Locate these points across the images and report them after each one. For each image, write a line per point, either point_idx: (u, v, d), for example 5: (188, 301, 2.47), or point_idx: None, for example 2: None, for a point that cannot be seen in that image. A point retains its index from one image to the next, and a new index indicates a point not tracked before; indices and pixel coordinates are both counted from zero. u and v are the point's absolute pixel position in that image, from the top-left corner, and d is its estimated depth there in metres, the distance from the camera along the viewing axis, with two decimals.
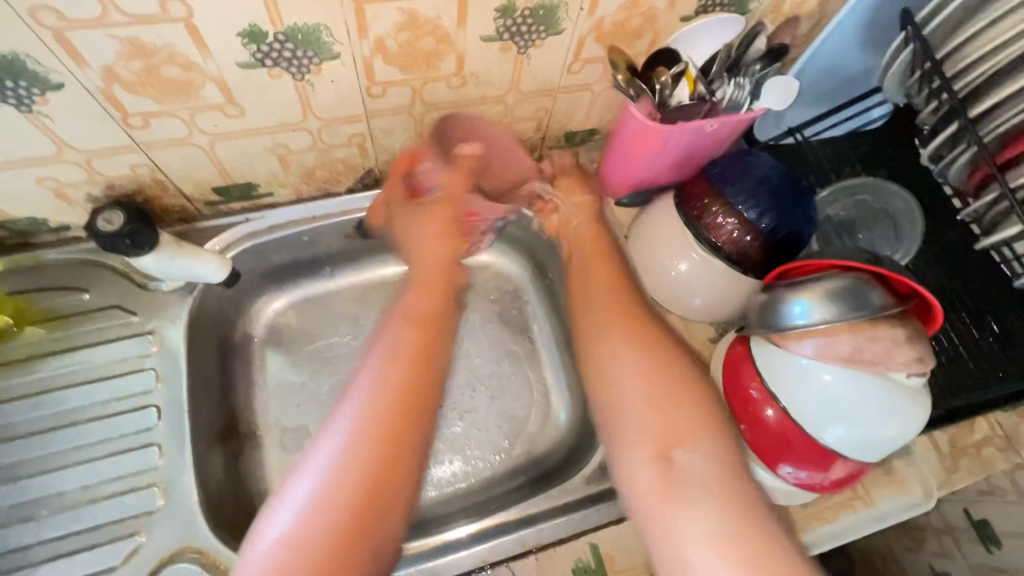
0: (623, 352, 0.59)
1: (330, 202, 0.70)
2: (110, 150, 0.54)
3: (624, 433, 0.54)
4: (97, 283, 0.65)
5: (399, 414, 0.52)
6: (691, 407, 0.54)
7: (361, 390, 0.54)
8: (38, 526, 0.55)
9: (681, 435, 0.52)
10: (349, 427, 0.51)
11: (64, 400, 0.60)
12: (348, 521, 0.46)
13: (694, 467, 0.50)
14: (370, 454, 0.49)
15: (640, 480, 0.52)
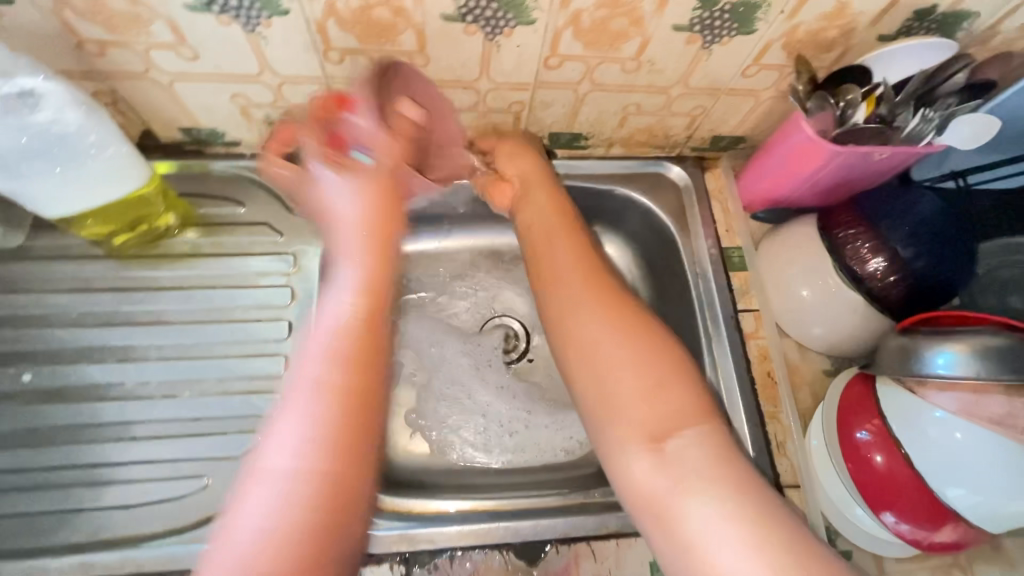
0: (592, 318, 0.52)
1: None
2: (302, 78, 0.58)
3: (616, 421, 0.47)
4: (253, 200, 0.70)
5: (345, 355, 0.44)
6: (669, 381, 0.47)
7: (314, 352, 0.44)
8: (177, 403, 0.61)
9: (671, 417, 0.45)
10: (311, 407, 0.42)
11: (212, 299, 0.66)
12: (335, 507, 0.39)
13: (699, 461, 0.43)
14: (339, 421, 0.41)
15: (627, 470, 0.45)
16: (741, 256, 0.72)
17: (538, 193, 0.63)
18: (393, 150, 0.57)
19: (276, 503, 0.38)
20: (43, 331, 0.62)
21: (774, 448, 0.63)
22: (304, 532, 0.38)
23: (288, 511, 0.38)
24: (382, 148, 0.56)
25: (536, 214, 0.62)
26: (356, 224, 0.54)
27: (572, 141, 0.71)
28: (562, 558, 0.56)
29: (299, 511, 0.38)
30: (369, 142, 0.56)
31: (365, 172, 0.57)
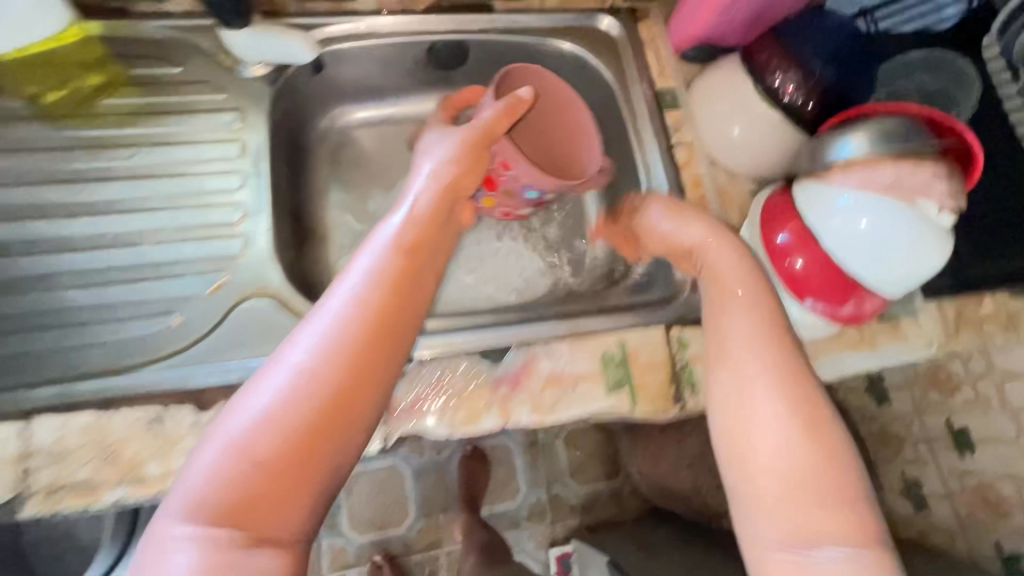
0: (751, 357, 0.49)
1: (407, 19, 0.73)
2: None
3: (754, 481, 0.45)
4: (189, 59, 0.68)
5: (393, 298, 0.43)
6: (820, 433, 0.45)
7: (350, 282, 0.44)
8: (138, 251, 0.62)
9: (827, 483, 0.44)
10: (345, 308, 0.42)
11: (159, 155, 0.66)
12: (291, 469, 0.37)
13: (830, 521, 0.43)
14: (355, 326, 0.41)
15: (750, 514, 0.45)
16: (675, 96, 0.76)
17: (716, 248, 0.57)
18: (499, 120, 0.58)
19: (283, 395, 0.38)
20: None
21: None
22: (283, 446, 0.37)
23: (285, 422, 0.37)
24: (492, 113, 0.58)
25: (725, 270, 0.56)
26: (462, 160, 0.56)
27: None
28: (521, 359, 0.61)
29: (302, 424, 0.38)
30: (482, 114, 0.59)
31: (478, 135, 0.57)
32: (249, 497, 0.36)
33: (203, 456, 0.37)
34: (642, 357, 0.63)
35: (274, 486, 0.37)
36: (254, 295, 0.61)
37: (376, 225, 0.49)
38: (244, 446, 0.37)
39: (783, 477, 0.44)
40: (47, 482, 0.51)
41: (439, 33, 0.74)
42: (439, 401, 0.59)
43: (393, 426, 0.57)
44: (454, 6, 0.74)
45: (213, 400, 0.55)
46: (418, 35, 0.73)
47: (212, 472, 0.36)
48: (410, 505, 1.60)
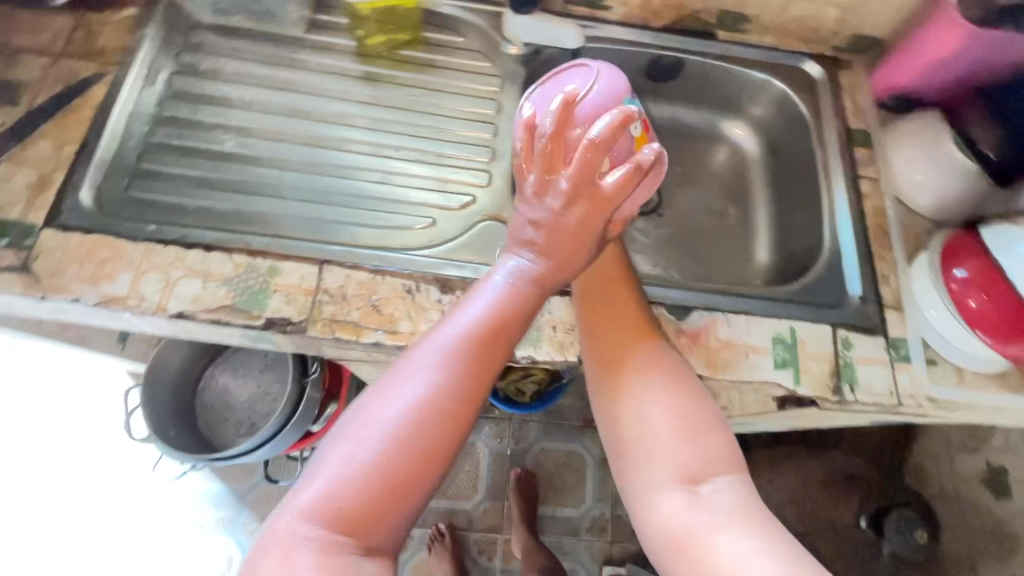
0: (622, 327, 0.62)
1: (644, 33, 0.87)
2: None
3: (643, 437, 0.55)
4: (470, 33, 0.86)
5: (491, 340, 0.55)
6: (689, 394, 0.57)
7: (463, 321, 0.55)
8: (408, 165, 0.78)
9: (699, 424, 0.55)
10: (459, 352, 0.53)
11: (433, 99, 0.82)
12: (402, 477, 0.47)
13: (708, 456, 0.54)
14: (468, 365, 0.53)
15: (645, 464, 0.54)
16: (865, 135, 0.84)
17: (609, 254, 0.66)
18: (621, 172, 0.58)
19: (400, 420, 0.49)
20: (311, 100, 0.79)
21: (880, 279, 0.76)
22: (406, 462, 0.47)
23: (405, 441, 0.48)
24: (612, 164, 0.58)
25: (615, 276, 0.65)
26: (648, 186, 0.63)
27: (735, 23, 0.86)
28: (703, 320, 0.70)
29: (423, 444, 0.48)
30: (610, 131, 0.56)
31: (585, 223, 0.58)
32: (383, 484, 0.47)
33: (343, 453, 0.48)
34: (808, 346, 0.70)
35: (404, 475, 0.47)
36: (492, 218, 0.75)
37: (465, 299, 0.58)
38: (373, 449, 0.47)
39: (659, 418, 0.55)
40: (327, 314, 0.65)
41: (666, 48, 0.88)
42: None
43: None
44: (684, 29, 0.88)
45: (453, 286, 0.68)
46: (649, 47, 0.88)
47: (325, 482, 0.47)
48: (481, 484, 1.67)
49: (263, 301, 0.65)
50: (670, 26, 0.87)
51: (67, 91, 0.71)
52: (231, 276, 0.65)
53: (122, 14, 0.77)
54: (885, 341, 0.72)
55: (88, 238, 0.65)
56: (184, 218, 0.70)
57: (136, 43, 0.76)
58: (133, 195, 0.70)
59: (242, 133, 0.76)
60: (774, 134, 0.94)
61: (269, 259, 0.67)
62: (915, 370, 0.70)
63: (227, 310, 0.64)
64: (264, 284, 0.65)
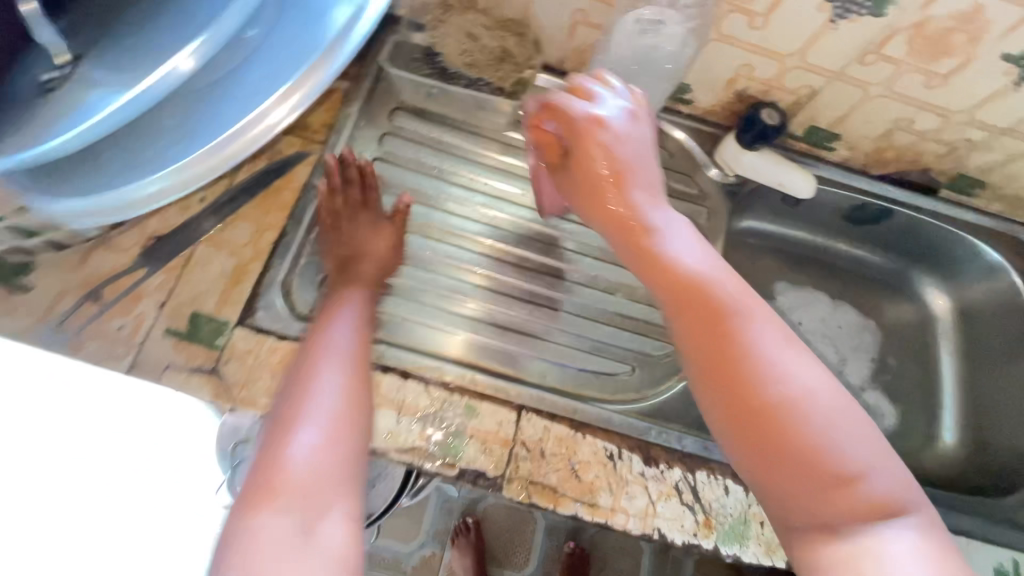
0: (751, 331, 0.46)
1: (860, 178, 0.80)
2: (818, 68, 0.66)
3: (807, 465, 0.42)
4: (677, 150, 0.79)
5: (360, 351, 0.57)
6: (841, 400, 0.44)
7: (341, 368, 0.54)
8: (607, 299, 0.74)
9: (829, 433, 0.42)
10: (338, 376, 0.54)
11: None
12: (318, 480, 0.47)
13: (857, 489, 0.41)
14: (354, 387, 0.53)
15: (808, 499, 0.42)
16: None
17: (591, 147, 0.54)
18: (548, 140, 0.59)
19: (281, 418, 0.51)
20: (507, 208, 0.76)
21: None
22: (328, 474, 0.48)
23: (319, 443, 0.49)
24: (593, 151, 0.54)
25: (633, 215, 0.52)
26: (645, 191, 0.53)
27: (966, 187, 0.79)
28: None
29: (346, 443, 0.50)
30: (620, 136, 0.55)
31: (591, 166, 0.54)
32: (323, 492, 0.47)
33: (276, 470, 0.47)
34: None
35: (328, 482, 0.47)
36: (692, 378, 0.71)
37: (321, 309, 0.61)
38: (300, 467, 0.47)
39: (818, 441, 0.42)
40: (525, 473, 0.59)
41: (880, 197, 0.81)
42: None
43: None
44: (904, 180, 0.80)
45: (656, 458, 0.62)
46: (861, 192, 0.81)
47: (253, 511, 0.46)
48: (533, 557, 1.54)
49: (458, 447, 0.59)
50: (891, 175, 0.80)
51: (270, 169, 0.66)
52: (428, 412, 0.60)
53: (330, 86, 0.71)
54: None
55: (283, 344, 0.60)
56: (374, 328, 0.66)
57: (342, 121, 0.70)
58: (326, 295, 0.66)
59: (441, 237, 0.72)
60: (974, 302, 0.85)
61: (466, 397, 0.61)
62: None
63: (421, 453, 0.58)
64: (459, 427, 0.60)
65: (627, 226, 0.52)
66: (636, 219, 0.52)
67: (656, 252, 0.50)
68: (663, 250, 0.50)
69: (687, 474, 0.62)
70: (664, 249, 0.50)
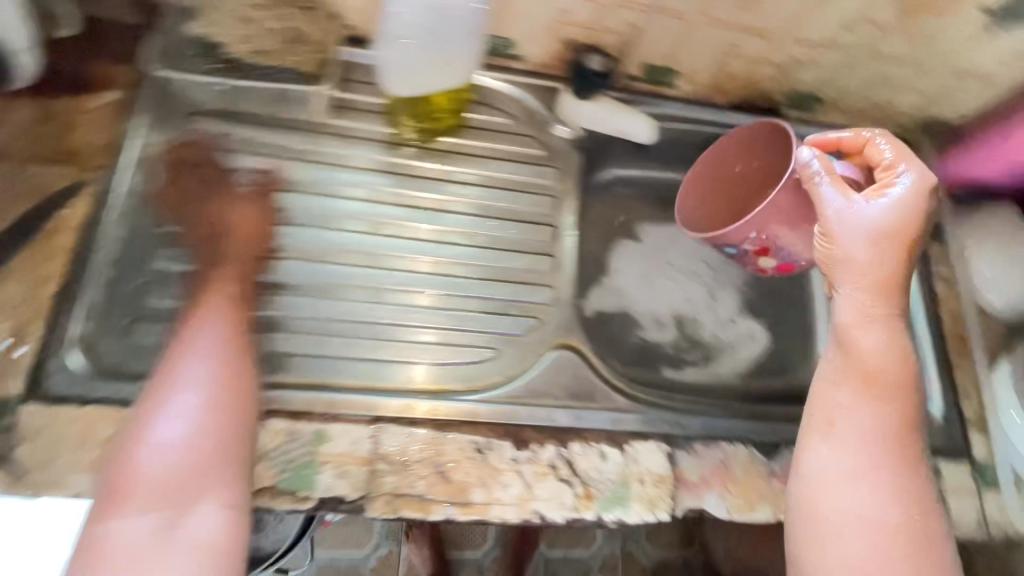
0: (848, 449, 0.50)
1: (706, 111, 0.78)
2: (631, 4, 0.62)
3: (828, 528, 0.48)
4: (517, 113, 0.75)
5: (239, 287, 0.59)
6: (914, 543, 0.47)
7: (209, 327, 0.54)
8: (461, 283, 0.69)
9: (897, 482, 0.49)
10: (219, 320, 0.55)
11: (481, 198, 0.73)
12: (193, 467, 0.48)
13: (908, 536, 0.48)
14: (221, 323, 0.55)
15: (814, 544, 0.49)
16: (936, 228, 0.79)
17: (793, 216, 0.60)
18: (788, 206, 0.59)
19: (155, 413, 0.49)
20: (338, 203, 0.68)
21: (960, 393, 0.72)
22: (218, 416, 0.50)
23: (196, 435, 0.49)
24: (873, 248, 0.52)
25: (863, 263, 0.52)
26: (867, 278, 0.52)
27: (807, 103, 0.78)
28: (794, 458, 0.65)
29: (218, 426, 0.49)
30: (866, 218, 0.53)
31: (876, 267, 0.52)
32: (196, 488, 0.47)
33: (134, 465, 0.47)
34: None
35: (213, 460, 0.48)
36: (562, 346, 0.68)
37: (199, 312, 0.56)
38: (160, 462, 0.47)
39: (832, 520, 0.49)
40: (389, 488, 0.56)
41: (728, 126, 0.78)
42: (721, 482, 0.62)
43: (680, 499, 0.61)
44: (748, 106, 0.79)
45: (527, 439, 0.60)
46: (710, 124, 0.78)
47: (135, 521, 0.45)
48: None
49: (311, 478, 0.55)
50: (734, 103, 0.78)
51: (38, 210, 0.57)
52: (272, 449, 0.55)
53: (102, 99, 0.62)
54: (972, 467, 0.69)
55: (84, 410, 0.52)
56: None
57: (123, 137, 0.62)
58: (135, 340, 0.57)
59: (266, 251, 0.64)
60: None
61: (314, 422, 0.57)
62: (1006, 497, 0.67)
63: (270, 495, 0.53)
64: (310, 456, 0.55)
65: (880, 277, 0.52)
66: (879, 269, 0.52)
67: (861, 350, 0.52)
68: (857, 342, 0.52)
69: (561, 449, 0.60)
70: (843, 235, 0.53)
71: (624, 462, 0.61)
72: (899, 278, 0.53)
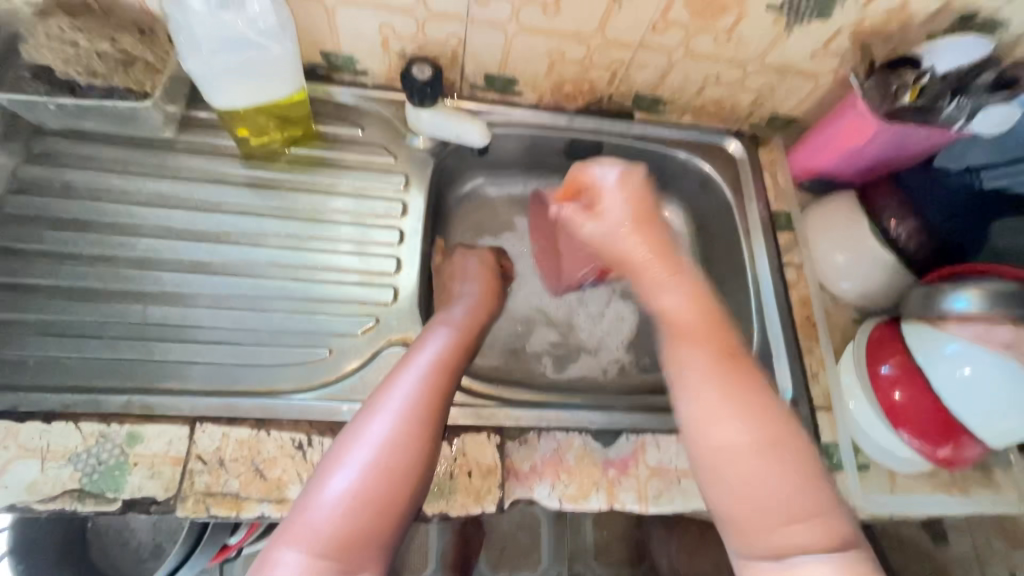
0: (706, 385, 0.50)
1: (558, 117, 0.81)
2: (447, 15, 0.66)
3: (725, 463, 0.48)
4: (370, 123, 0.78)
5: (447, 368, 0.59)
6: (797, 458, 0.47)
7: (418, 366, 0.58)
8: (303, 285, 0.70)
9: (779, 436, 0.48)
10: (412, 383, 0.56)
11: (330, 203, 0.74)
12: (382, 502, 0.49)
13: (801, 499, 0.46)
14: (428, 397, 0.55)
15: (732, 512, 0.48)
16: (788, 219, 0.82)
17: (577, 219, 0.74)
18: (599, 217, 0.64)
19: (355, 471, 0.49)
20: (182, 213, 0.69)
21: (810, 377, 0.73)
22: (403, 461, 0.50)
23: (372, 468, 0.49)
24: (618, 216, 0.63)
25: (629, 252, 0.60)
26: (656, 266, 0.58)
27: (651, 104, 0.81)
28: (632, 445, 0.65)
29: (398, 471, 0.50)
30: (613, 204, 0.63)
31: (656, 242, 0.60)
32: (347, 525, 0.47)
33: (359, 506, 0.48)
34: None
35: (383, 500, 0.49)
36: (403, 342, 0.68)
37: (389, 378, 0.57)
38: (347, 507, 0.47)
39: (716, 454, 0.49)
40: (200, 487, 0.55)
41: (582, 130, 0.82)
42: (555, 473, 0.62)
43: (509, 490, 0.60)
44: (599, 112, 0.82)
45: None
46: (563, 129, 0.82)
47: (296, 559, 0.45)
48: None
49: (119, 479, 0.54)
50: (585, 109, 0.82)
51: None
52: (79, 451, 0.55)
53: None
54: (819, 449, 0.69)
55: None
56: (19, 376, 0.58)
57: None
58: None
59: (100, 261, 0.66)
60: (701, 212, 0.89)
61: (127, 424, 0.57)
62: (850, 480, 0.68)
63: (72, 497, 0.53)
64: (120, 457, 0.55)
65: (625, 262, 0.61)
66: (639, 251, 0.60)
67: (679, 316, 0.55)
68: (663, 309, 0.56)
69: None
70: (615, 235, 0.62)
71: (451, 455, 0.61)
72: (644, 220, 0.62)
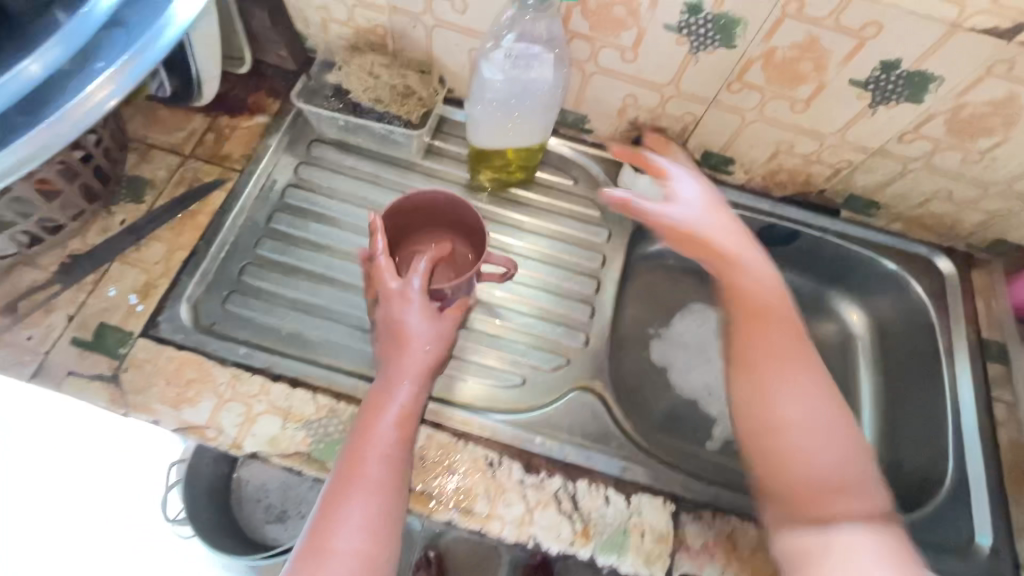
0: (800, 379, 0.57)
1: (762, 201, 0.83)
2: (694, 96, 0.71)
3: (788, 446, 0.54)
4: (582, 178, 0.84)
5: (394, 480, 0.52)
6: (852, 449, 0.55)
7: (360, 482, 0.51)
8: (503, 313, 0.75)
9: (842, 428, 0.56)
10: (362, 507, 0.50)
11: (536, 243, 0.80)
12: None
13: (846, 475, 0.54)
14: (382, 516, 0.50)
15: (795, 494, 0.53)
16: (1001, 349, 0.76)
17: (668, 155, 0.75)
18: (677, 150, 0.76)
19: None
20: None
21: (1015, 530, 0.66)
22: None
23: None
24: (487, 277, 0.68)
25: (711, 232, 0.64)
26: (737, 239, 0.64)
27: (863, 206, 0.80)
28: None
29: None
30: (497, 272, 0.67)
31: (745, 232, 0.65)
32: None
33: None
34: None
35: None
36: (584, 389, 0.71)
37: (336, 493, 0.51)
38: None
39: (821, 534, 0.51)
40: None
41: (784, 217, 0.82)
42: (725, 557, 0.61)
43: (678, 562, 0.60)
44: (804, 203, 0.83)
45: (537, 465, 0.63)
46: (766, 213, 0.82)
47: None
48: None
49: (339, 453, 0.61)
50: (791, 198, 0.82)
51: (187, 195, 0.73)
52: (312, 419, 0.62)
53: (253, 121, 0.80)
54: None
55: (179, 355, 0.64)
56: (273, 341, 0.68)
57: (261, 151, 0.78)
58: (230, 309, 0.70)
59: (343, 257, 0.75)
60: (893, 322, 0.85)
61: (352, 405, 0.64)
62: None
63: (302, 459, 0.60)
64: (343, 433, 0.62)
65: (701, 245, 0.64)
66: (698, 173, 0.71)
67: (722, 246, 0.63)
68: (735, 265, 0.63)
69: (566, 483, 0.62)
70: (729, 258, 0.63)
71: (626, 511, 0.62)
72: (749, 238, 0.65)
